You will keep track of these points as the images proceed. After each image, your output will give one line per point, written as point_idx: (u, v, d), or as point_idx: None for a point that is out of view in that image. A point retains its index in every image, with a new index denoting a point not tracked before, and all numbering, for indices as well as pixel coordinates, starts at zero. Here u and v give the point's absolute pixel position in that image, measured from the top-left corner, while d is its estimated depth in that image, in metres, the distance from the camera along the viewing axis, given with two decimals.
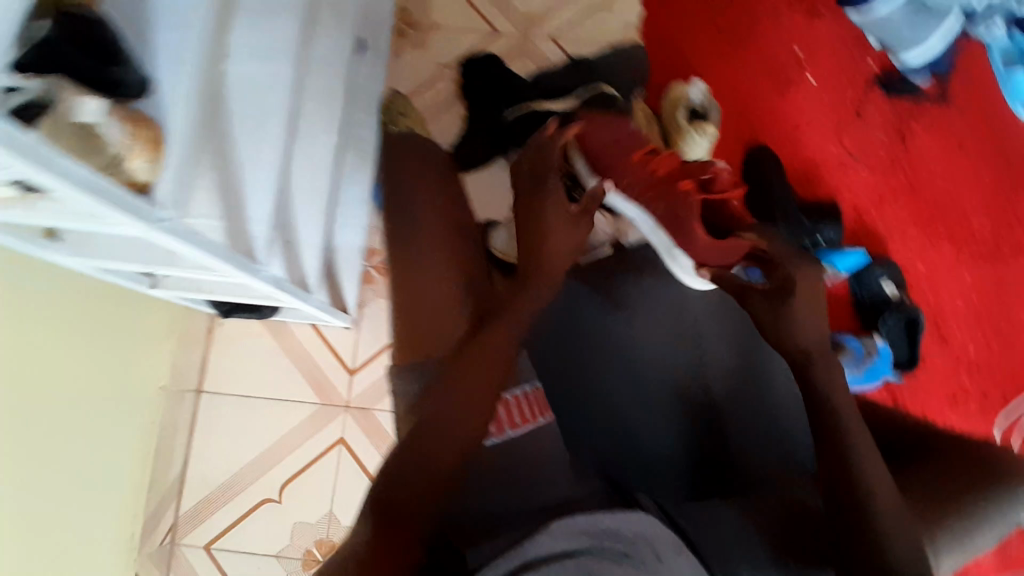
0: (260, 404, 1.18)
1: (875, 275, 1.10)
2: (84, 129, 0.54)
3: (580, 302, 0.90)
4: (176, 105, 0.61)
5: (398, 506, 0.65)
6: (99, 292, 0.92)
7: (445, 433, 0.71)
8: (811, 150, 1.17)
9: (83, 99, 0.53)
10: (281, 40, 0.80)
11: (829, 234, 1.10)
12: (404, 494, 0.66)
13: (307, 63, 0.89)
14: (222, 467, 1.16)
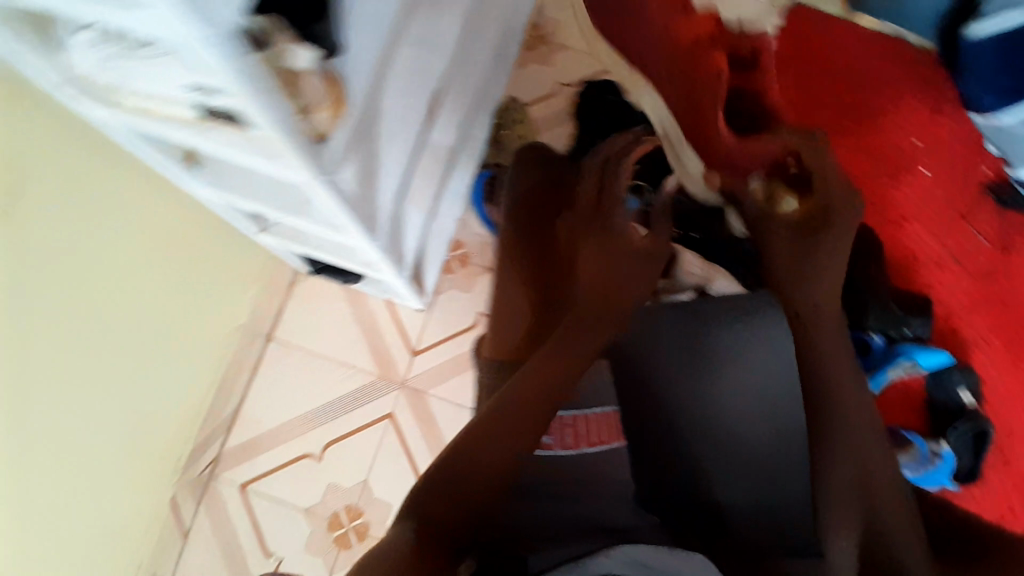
0: (322, 364, 1.22)
1: (955, 381, 1.10)
2: (291, 71, 0.52)
3: (664, 341, 0.93)
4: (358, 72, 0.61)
5: (454, 495, 0.64)
6: (205, 224, 0.98)
7: (501, 435, 0.70)
8: (911, 242, 1.18)
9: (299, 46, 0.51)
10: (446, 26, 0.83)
11: (919, 329, 1.12)
12: (461, 476, 0.66)
13: (457, 52, 0.91)
14: (273, 414, 1.20)
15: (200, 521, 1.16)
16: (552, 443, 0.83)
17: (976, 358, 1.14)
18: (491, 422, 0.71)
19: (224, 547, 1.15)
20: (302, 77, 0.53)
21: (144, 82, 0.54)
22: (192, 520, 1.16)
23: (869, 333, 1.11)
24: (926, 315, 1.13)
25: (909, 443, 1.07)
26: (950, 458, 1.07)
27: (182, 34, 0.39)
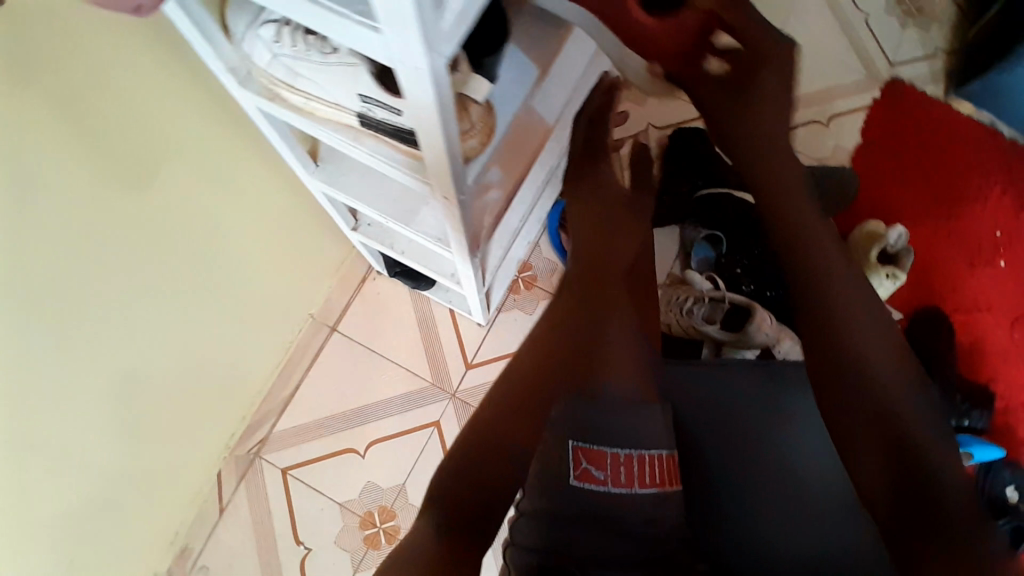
0: (378, 362, 1.24)
1: (1004, 477, 1.08)
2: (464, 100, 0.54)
3: (731, 390, 0.87)
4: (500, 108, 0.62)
5: (491, 443, 0.67)
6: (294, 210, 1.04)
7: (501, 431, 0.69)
8: (979, 332, 1.16)
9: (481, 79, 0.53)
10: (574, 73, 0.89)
11: (976, 419, 1.10)
12: (500, 416, 0.70)
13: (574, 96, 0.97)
14: (324, 404, 1.22)
15: (238, 498, 1.18)
16: (605, 478, 0.72)
17: None
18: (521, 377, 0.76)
19: (256, 527, 1.17)
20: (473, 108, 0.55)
21: (321, 84, 0.56)
22: (231, 496, 1.17)
23: None
24: (988, 407, 1.11)
25: None
26: None
27: (411, 61, 0.40)
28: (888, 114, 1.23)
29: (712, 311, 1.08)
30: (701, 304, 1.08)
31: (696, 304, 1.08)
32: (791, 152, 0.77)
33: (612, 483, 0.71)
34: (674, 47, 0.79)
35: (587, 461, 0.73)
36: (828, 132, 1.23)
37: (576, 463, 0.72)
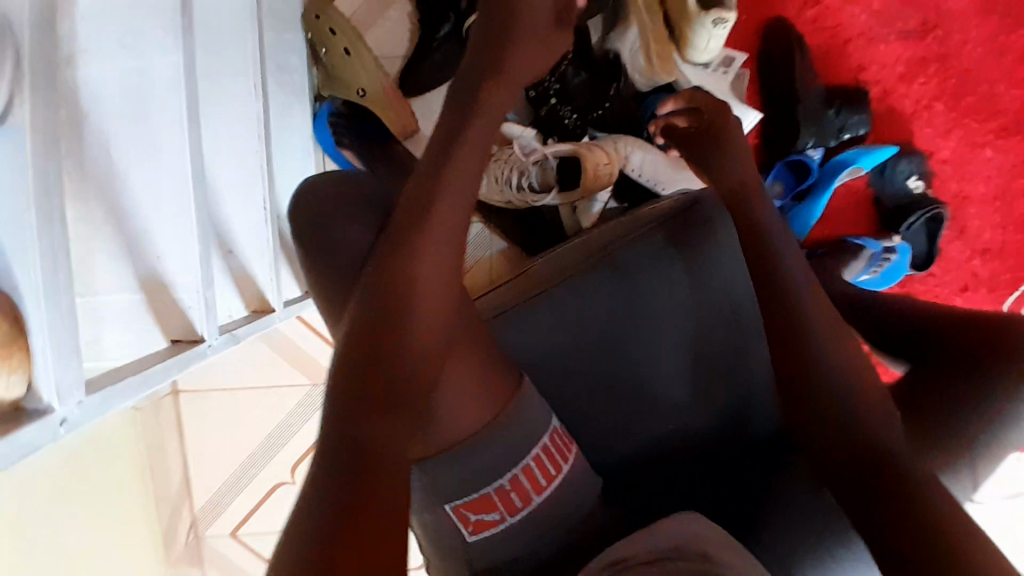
0: (246, 395, 1.06)
1: (901, 170, 1.00)
2: None
3: (625, 294, 0.72)
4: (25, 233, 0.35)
5: (365, 445, 0.54)
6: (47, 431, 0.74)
7: (389, 412, 0.56)
8: (832, 21, 1.00)
9: None
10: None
11: (855, 125, 0.99)
12: (367, 411, 0.55)
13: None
14: (227, 461, 1.08)
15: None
16: (499, 517, 0.62)
17: (924, 134, 1.02)
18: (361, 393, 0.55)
19: None
20: None
21: None
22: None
23: (803, 148, 0.99)
24: (866, 105, 0.99)
25: (860, 250, 0.98)
26: (905, 250, 0.99)
27: None
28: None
29: (543, 176, 0.88)
30: (529, 173, 0.88)
31: (523, 177, 0.88)
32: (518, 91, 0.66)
33: (508, 518, 0.62)
34: None
35: (474, 513, 0.62)
36: None
37: (464, 521, 0.62)
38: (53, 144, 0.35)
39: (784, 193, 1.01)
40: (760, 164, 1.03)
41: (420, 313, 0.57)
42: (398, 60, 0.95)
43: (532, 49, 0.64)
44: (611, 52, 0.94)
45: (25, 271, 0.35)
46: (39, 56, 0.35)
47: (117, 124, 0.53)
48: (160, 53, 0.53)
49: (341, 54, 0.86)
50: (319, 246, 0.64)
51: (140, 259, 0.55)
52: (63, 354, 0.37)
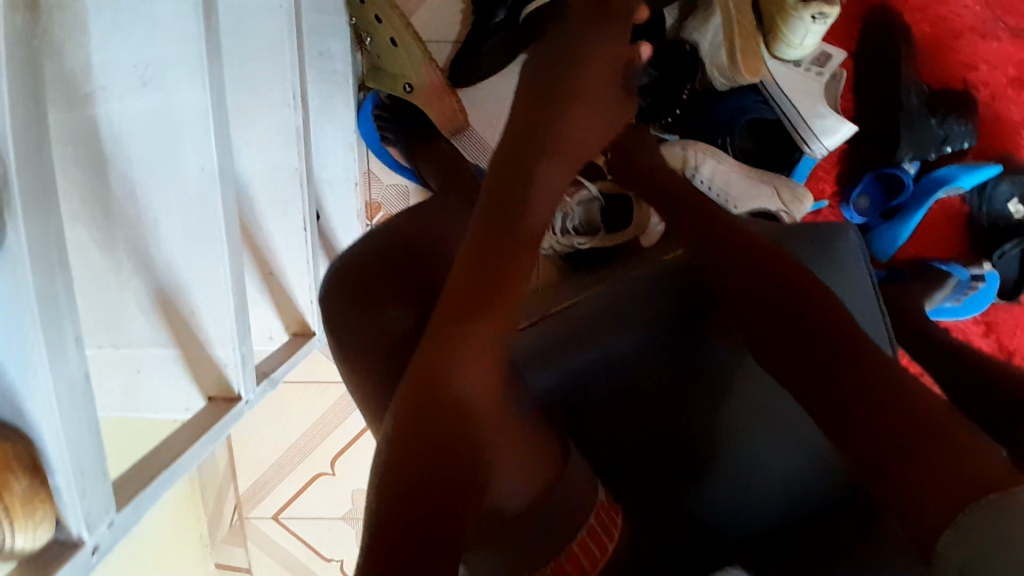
0: (286, 389, 1.05)
1: (1004, 190, 0.90)
2: None
3: (681, 350, 0.64)
4: (34, 368, 0.32)
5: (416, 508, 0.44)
6: None
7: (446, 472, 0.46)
8: (943, 13, 0.88)
9: None
10: (166, 28, 0.45)
11: (959, 137, 0.87)
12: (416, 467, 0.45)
13: None
14: (269, 450, 1.06)
15: (256, 556, 1.09)
16: None
17: None
18: (427, 420, 0.47)
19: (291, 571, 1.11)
20: None
21: None
22: (247, 557, 1.09)
23: (900, 162, 0.87)
24: (971, 114, 0.88)
25: (946, 276, 0.89)
26: (995, 279, 0.90)
27: None
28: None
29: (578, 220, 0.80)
30: (573, 215, 0.80)
31: (567, 219, 0.80)
32: (583, 116, 0.58)
33: None
34: None
35: None
36: None
37: None
38: (54, 271, 0.32)
39: (869, 208, 0.92)
40: (843, 173, 0.93)
41: (480, 337, 0.51)
42: (446, 44, 0.86)
43: (589, 109, 0.58)
44: (688, 44, 0.83)
45: (40, 410, 0.33)
46: (28, 174, 0.31)
47: (140, 158, 0.48)
48: (182, 88, 0.45)
49: (387, 44, 0.78)
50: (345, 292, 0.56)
51: (173, 313, 0.51)
52: (89, 485, 0.34)
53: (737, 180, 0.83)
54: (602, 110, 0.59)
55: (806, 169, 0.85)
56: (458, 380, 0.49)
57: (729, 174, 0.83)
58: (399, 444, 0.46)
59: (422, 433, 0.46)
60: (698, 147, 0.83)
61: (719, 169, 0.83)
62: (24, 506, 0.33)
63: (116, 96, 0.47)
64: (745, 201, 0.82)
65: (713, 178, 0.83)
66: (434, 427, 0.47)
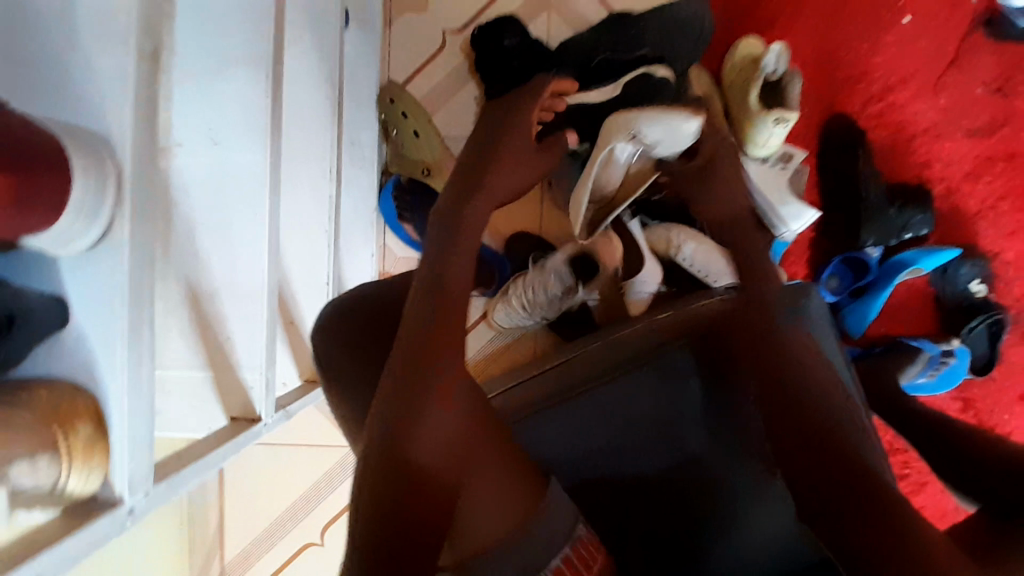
0: (284, 453, 1.07)
1: (963, 272, 0.99)
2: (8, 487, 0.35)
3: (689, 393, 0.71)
4: (114, 341, 0.37)
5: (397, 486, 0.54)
6: None
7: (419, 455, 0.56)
8: (898, 119, 1.01)
9: None
10: (232, 99, 0.56)
11: (918, 225, 0.98)
12: (394, 453, 0.55)
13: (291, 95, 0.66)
14: (262, 514, 1.07)
15: None
16: None
17: (986, 234, 1.01)
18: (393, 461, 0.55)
19: None
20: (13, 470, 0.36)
21: None
22: None
23: (863, 245, 0.98)
24: (928, 206, 0.99)
25: (917, 352, 0.95)
26: (964, 354, 0.96)
27: None
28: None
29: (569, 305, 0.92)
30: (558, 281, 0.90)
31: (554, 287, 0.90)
32: (512, 161, 0.72)
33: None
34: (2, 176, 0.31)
35: None
36: None
37: None
38: (145, 265, 0.38)
39: (840, 288, 1.01)
40: (816, 256, 1.02)
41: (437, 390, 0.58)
42: (461, 138, 1.00)
43: (510, 155, 0.72)
44: None
45: (111, 377, 0.38)
46: (137, 176, 0.37)
47: (201, 205, 0.58)
48: (249, 148, 0.56)
49: (411, 135, 0.93)
50: (333, 333, 0.64)
51: (207, 339, 0.59)
52: (137, 448, 0.39)
53: (719, 254, 0.91)
54: (520, 157, 0.73)
55: (781, 248, 0.96)
56: (422, 431, 0.56)
57: (712, 251, 0.91)
58: (366, 478, 0.55)
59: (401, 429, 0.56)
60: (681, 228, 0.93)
61: (702, 246, 0.92)
62: (82, 441, 0.37)
63: (195, 146, 0.57)
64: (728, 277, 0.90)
65: (696, 254, 0.92)
66: (397, 463, 0.55)
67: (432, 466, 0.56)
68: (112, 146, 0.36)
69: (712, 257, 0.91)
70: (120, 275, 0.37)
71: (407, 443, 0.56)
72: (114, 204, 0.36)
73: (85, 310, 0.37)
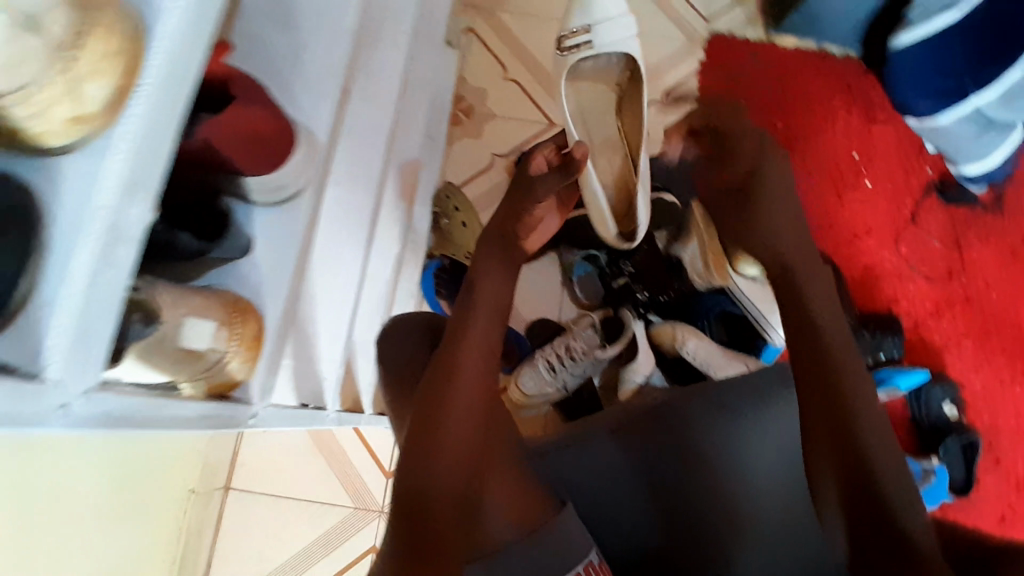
0: (283, 507, 1.05)
1: (937, 396, 1.11)
2: (192, 354, 0.40)
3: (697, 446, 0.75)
4: (279, 274, 0.48)
5: (425, 476, 0.57)
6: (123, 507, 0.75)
7: (449, 450, 0.59)
8: (869, 259, 1.20)
9: (192, 323, 0.39)
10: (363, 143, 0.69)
11: (891, 347, 1.12)
12: (426, 448, 0.59)
13: (389, 166, 0.83)
14: (251, 572, 1.03)
15: None
16: None
17: (956, 365, 1.16)
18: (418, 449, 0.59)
19: None
20: (204, 353, 0.41)
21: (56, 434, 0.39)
22: None
23: None
24: (899, 333, 1.14)
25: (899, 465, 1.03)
26: (943, 473, 1.04)
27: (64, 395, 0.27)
28: (715, 65, 1.27)
29: (589, 370, 1.04)
30: (581, 338, 1.02)
31: (576, 345, 1.02)
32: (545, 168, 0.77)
33: None
34: (262, 128, 0.43)
35: None
36: (667, 108, 1.26)
37: None
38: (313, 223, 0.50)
39: None
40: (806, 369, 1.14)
41: (465, 401, 0.61)
42: None
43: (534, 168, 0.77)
44: (675, 257, 1.09)
45: (270, 300, 0.48)
46: (325, 156, 0.50)
47: None
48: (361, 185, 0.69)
49: (460, 225, 1.13)
50: (395, 351, 0.70)
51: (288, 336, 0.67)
52: (270, 364, 0.47)
53: (719, 351, 1.01)
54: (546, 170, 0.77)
55: (770, 355, 1.07)
56: (449, 428, 0.60)
57: (711, 348, 1.02)
58: (400, 466, 0.58)
59: (433, 425, 0.60)
60: (683, 327, 1.05)
61: (702, 344, 1.02)
62: (247, 342, 0.43)
63: None
64: (726, 371, 0.99)
65: (698, 352, 1.02)
66: (430, 457, 0.58)
67: (459, 465, 0.59)
68: (313, 133, 0.50)
69: (714, 354, 1.01)
70: (294, 226, 0.49)
71: (436, 439, 0.59)
72: (309, 176, 0.49)
73: (262, 248, 0.48)
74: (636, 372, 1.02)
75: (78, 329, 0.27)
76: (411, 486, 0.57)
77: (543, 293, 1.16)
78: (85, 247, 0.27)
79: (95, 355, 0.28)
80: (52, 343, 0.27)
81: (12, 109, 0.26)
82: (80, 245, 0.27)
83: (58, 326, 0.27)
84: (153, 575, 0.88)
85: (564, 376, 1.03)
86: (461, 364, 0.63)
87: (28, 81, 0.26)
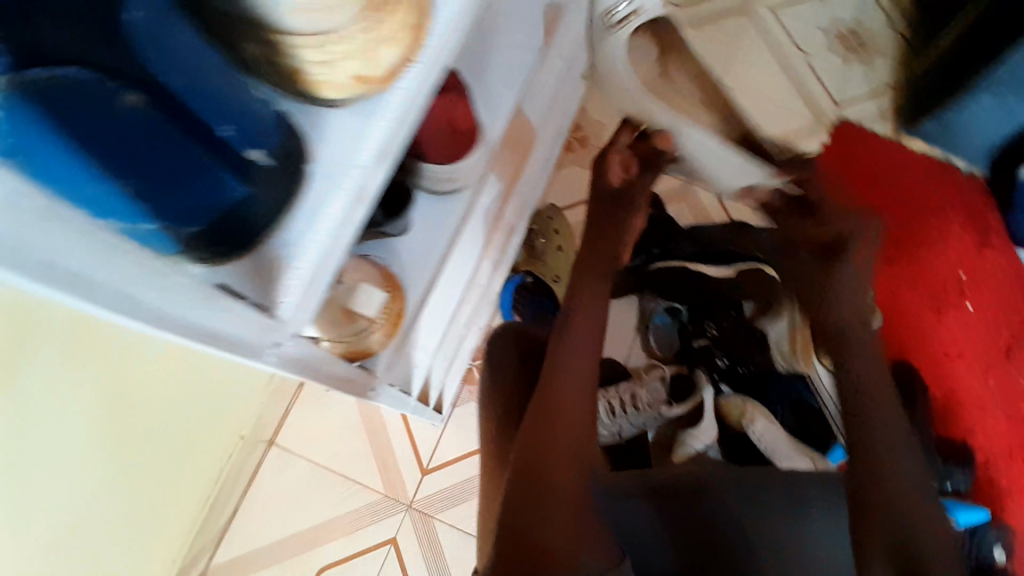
0: (317, 476, 1.06)
1: (989, 538, 1.03)
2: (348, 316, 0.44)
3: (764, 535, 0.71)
4: (428, 259, 0.51)
5: (532, 481, 0.57)
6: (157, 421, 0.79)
7: (551, 457, 0.59)
8: (957, 385, 1.13)
9: (371, 291, 0.46)
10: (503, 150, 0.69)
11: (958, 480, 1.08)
12: (534, 454, 0.59)
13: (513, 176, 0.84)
14: (271, 529, 1.04)
15: None
16: None
17: None
18: (529, 456, 0.59)
19: None
20: (357, 320, 0.45)
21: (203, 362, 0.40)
22: None
23: None
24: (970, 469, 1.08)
25: None
26: None
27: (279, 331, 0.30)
28: (837, 151, 1.23)
29: (647, 424, 1.02)
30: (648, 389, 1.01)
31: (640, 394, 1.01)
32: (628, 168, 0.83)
33: None
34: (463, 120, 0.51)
35: None
36: None
37: None
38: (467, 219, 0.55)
39: None
40: None
41: (575, 411, 0.62)
42: None
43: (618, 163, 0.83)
44: (760, 330, 1.06)
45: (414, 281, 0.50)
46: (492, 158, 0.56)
47: None
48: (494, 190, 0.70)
49: (555, 249, 1.14)
50: (496, 357, 0.82)
51: None
52: (402, 342, 0.51)
53: (786, 440, 0.98)
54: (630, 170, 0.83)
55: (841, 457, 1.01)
56: (555, 437, 0.60)
57: (777, 435, 0.98)
58: (513, 473, 0.58)
59: (540, 433, 0.60)
60: (753, 407, 1.02)
61: (770, 429, 0.99)
62: (393, 320, 0.48)
63: None
64: (790, 464, 0.95)
65: (763, 435, 0.99)
66: (538, 464, 0.58)
67: (566, 472, 0.59)
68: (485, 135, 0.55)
69: (780, 442, 0.97)
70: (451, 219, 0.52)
71: (543, 447, 0.59)
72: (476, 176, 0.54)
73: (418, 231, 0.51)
74: (695, 439, 0.98)
75: (310, 274, 0.29)
76: (522, 490, 0.57)
77: (619, 334, 1.16)
78: (341, 198, 0.29)
79: (312, 300, 0.30)
80: (288, 281, 0.29)
81: (304, 53, 0.26)
82: (332, 195, 0.29)
83: (301, 267, 0.29)
84: (182, 503, 0.92)
85: (622, 424, 1.01)
86: (564, 376, 0.64)
87: (332, 29, 0.25)
